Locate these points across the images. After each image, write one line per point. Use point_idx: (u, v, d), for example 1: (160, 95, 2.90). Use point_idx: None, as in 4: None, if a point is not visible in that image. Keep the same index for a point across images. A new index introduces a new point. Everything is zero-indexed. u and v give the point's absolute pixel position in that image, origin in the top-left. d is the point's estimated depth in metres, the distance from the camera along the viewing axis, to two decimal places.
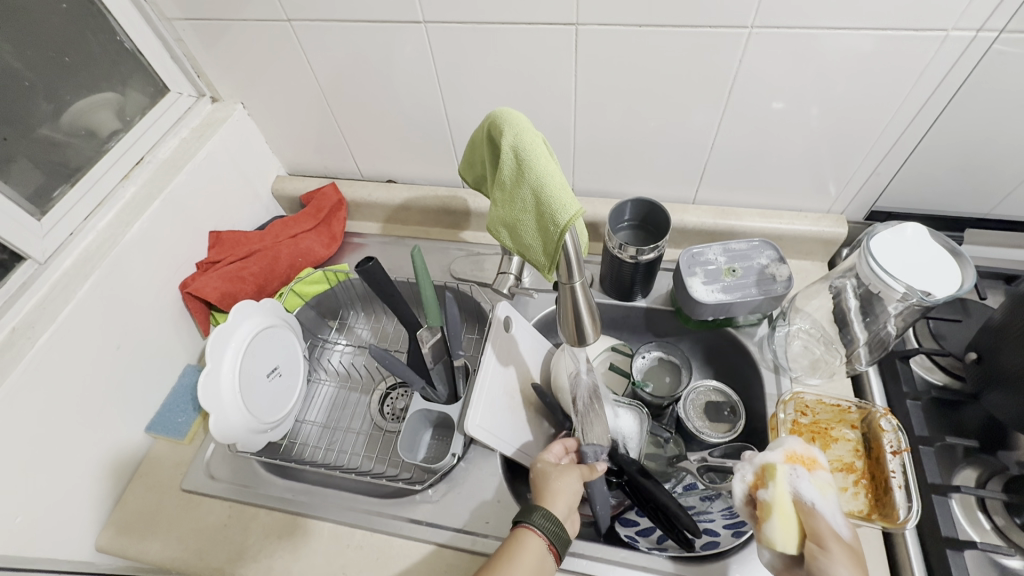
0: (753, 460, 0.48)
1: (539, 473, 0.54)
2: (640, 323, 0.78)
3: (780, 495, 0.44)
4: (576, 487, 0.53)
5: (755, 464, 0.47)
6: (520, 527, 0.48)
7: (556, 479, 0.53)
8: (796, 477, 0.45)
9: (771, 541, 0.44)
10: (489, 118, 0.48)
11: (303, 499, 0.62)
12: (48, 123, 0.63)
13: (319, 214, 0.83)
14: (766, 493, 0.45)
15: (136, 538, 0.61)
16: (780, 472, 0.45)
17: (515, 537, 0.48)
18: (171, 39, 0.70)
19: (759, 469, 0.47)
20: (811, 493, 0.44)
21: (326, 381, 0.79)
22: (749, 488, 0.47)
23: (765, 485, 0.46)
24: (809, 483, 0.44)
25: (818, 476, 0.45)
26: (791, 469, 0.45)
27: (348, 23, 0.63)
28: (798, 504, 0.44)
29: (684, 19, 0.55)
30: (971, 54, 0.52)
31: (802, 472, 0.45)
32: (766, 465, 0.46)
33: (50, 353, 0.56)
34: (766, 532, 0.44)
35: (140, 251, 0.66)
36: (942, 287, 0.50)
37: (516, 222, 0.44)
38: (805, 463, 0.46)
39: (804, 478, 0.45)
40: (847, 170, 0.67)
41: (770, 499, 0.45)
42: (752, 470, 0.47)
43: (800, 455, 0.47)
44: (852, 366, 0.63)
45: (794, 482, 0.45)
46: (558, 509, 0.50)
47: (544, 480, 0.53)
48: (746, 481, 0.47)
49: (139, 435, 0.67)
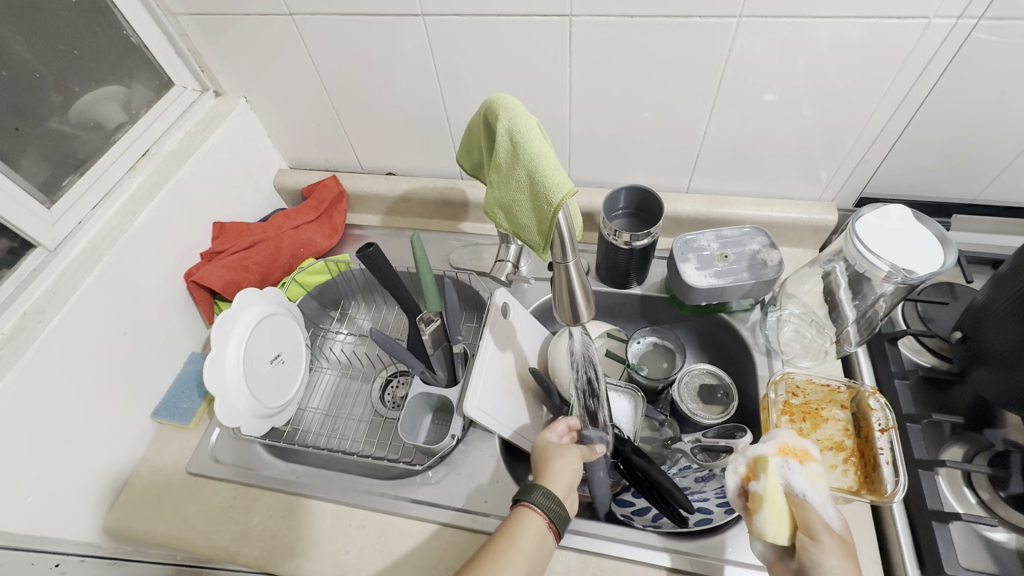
0: (746, 452, 0.49)
1: (542, 454, 0.55)
2: (636, 310, 0.79)
3: (771, 488, 0.46)
4: (576, 467, 0.53)
5: (748, 457, 0.49)
6: (521, 506, 0.49)
7: (557, 461, 0.53)
8: (787, 469, 0.47)
9: (763, 532, 0.45)
10: (485, 105, 0.49)
11: (306, 481, 0.64)
12: (57, 115, 0.65)
13: (321, 205, 0.84)
14: (757, 485, 0.47)
15: (143, 519, 0.63)
16: (772, 464, 0.47)
17: (516, 516, 0.49)
18: (176, 33, 0.72)
19: (751, 461, 0.48)
20: (802, 485, 0.46)
21: (328, 370, 0.80)
22: (742, 480, 0.49)
23: (757, 478, 0.47)
24: (801, 475, 0.46)
25: (809, 467, 0.47)
26: (782, 461, 0.47)
27: (349, 17, 0.64)
28: (789, 495, 0.46)
29: (676, 10, 0.56)
30: (952, 44, 0.54)
31: (793, 464, 0.47)
32: (758, 457, 0.48)
33: (60, 337, 0.58)
34: (758, 523, 0.46)
35: (146, 241, 0.67)
36: (926, 265, 0.51)
37: (512, 203, 0.46)
38: (797, 455, 0.48)
39: (795, 471, 0.46)
40: (836, 158, 0.69)
41: (762, 491, 0.46)
42: (744, 462, 0.49)
43: (792, 447, 0.48)
44: (841, 348, 0.64)
45: (785, 474, 0.46)
46: (559, 489, 0.51)
47: (546, 460, 0.54)
48: (738, 472, 0.49)
49: (146, 420, 0.68)
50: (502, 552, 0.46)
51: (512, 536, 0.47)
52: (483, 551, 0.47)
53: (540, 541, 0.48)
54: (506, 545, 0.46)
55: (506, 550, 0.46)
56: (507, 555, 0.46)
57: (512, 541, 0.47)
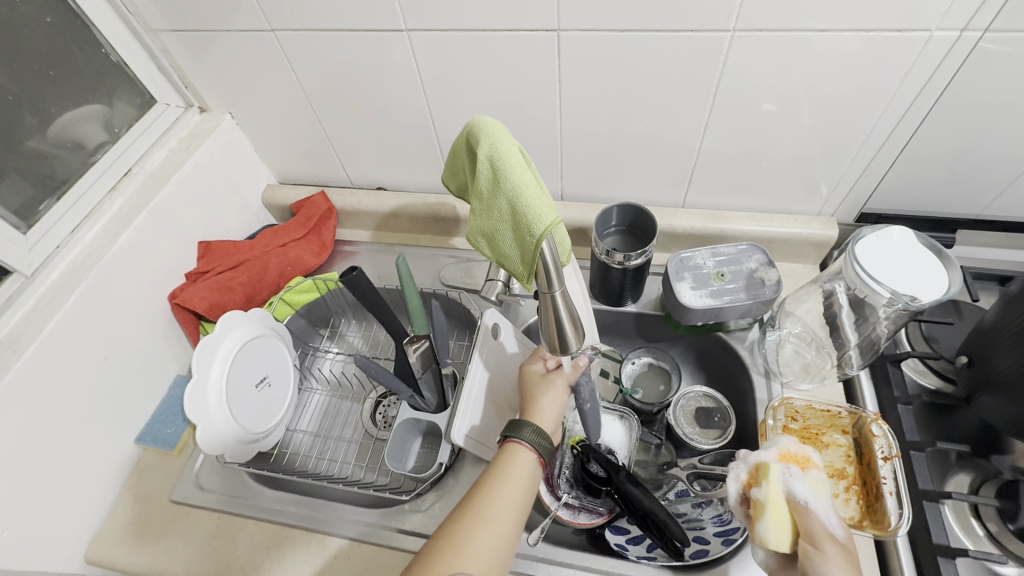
0: (748, 459, 0.48)
1: (527, 388, 0.58)
2: (631, 328, 0.77)
3: (773, 494, 0.44)
4: (561, 397, 0.57)
5: (750, 463, 0.47)
6: (510, 441, 0.52)
7: (543, 396, 0.56)
8: (789, 475, 0.45)
9: (765, 540, 0.43)
10: (467, 128, 0.47)
11: (292, 510, 0.62)
12: (35, 136, 0.63)
13: (309, 222, 0.82)
14: (758, 492, 0.45)
15: (125, 550, 0.61)
16: (773, 471, 0.45)
17: (507, 450, 0.52)
18: (158, 50, 0.71)
19: (753, 468, 0.47)
20: (804, 492, 0.44)
21: (318, 390, 0.78)
22: (744, 486, 0.47)
23: (759, 484, 0.45)
24: (802, 482, 0.44)
25: (810, 474, 0.45)
26: (784, 467, 0.45)
27: (333, 31, 0.63)
28: (791, 503, 0.44)
29: (667, 24, 0.54)
30: (956, 56, 0.52)
31: (795, 470, 0.45)
32: (760, 464, 0.46)
33: (37, 367, 0.56)
34: (759, 531, 0.44)
35: (128, 264, 0.66)
36: (929, 291, 0.49)
37: (494, 232, 0.44)
38: (799, 461, 0.46)
39: (797, 477, 0.45)
40: (836, 171, 0.66)
41: (763, 497, 0.44)
42: (746, 468, 0.48)
43: (794, 454, 0.47)
44: (843, 371, 0.63)
45: (787, 480, 0.45)
46: (546, 425, 0.55)
47: (532, 397, 0.57)
48: (739, 479, 0.47)
49: (129, 446, 0.67)
50: (496, 487, 0.49)
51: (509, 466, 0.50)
52: (476, 489, 0.49)
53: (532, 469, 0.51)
54: (501, 476, 0.50)
55: (501, 484, 0.49)
56: (502, 488, 0.49)
57: (507, 474, 0.50)
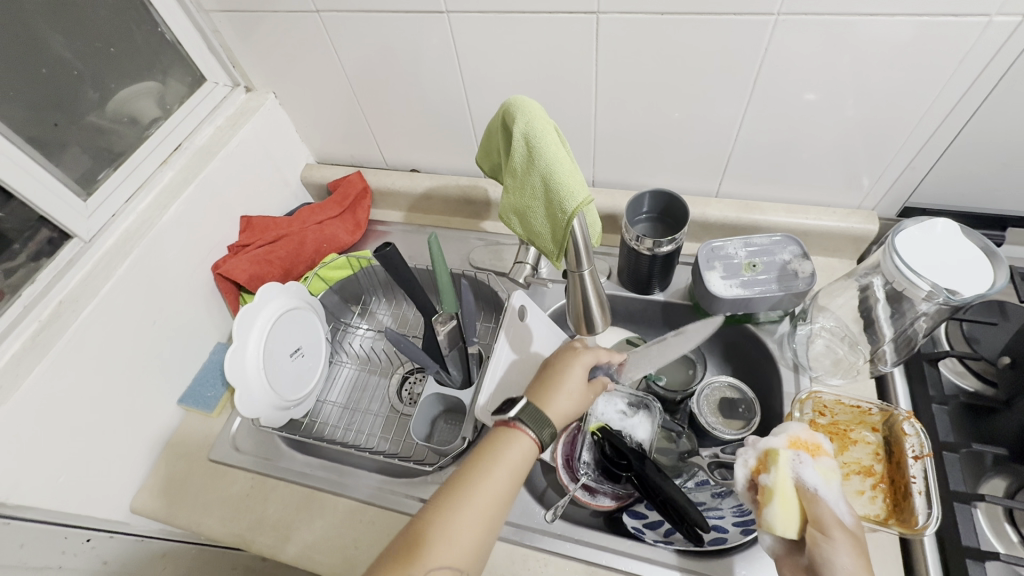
0: (756, 444, 0.47)
1: (557, 382, 0.54)
2: (658, 317, 0.77)
3: (782, 481, 0.44)
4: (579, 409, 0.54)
5: (759, 449, 0.47)
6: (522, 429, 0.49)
7: (570, 397, 0.53)
8: (798, 463, 0.44)
9: (771, 526, 0.43)
10: (505, 108, 0.48)
11: (321, 475, 0.65)
12: (95, 110, 0.67)
13: (344, 202, 0.85)
14: (766, 478, 0.44)
15: (165, 503, 0.65)
16: (783, 457, 0.44)
17: (515, 437, 0.49)
18: (209, 30, 0.74)
19: (762, 453, 0.46)
20: (814, 479, 0.43)
21: (347, 364, 0.81)
22: (751, 472, 0.46)
23: (767, 470, 0.45)
24: (813, 469, 0.44)
25: (822, 461, 0.44)
26: (793, 455, 0.45)
27: (374, 14, 0.64)
28: (801, 490, 0.43)
29: (707, 7, 0.54)
30: (1016, 43, 0.49)
31: (805, 458, 0.44)
32: (769, 450, 0.46)
33: (94, 327, 0.60)
34: (766, 516, 0.44)
35: (176, 234, 0.69)
36: (971, 286, 0.48)
37: (527, 209, 0.46)
38: (809, 449, 0.45)
39: (807, 465, 0.44)
40: (879, 164, 0.65)
41: (771, 483, 0.44)
42: (754, 454, 0.47)
43: (804, 441, 0.46)
44: (875, 367, 0.61)
45: (797, 467, 0.44)
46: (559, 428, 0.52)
47: (561, 393, 0.53)
48: (747, 465, 0.47)
49: (172, 407, 0.71)
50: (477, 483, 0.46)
51: (499, 457, 0.47)
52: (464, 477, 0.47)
53: (497, 498, 0.46)
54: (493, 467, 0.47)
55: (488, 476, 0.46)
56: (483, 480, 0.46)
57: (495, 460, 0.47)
